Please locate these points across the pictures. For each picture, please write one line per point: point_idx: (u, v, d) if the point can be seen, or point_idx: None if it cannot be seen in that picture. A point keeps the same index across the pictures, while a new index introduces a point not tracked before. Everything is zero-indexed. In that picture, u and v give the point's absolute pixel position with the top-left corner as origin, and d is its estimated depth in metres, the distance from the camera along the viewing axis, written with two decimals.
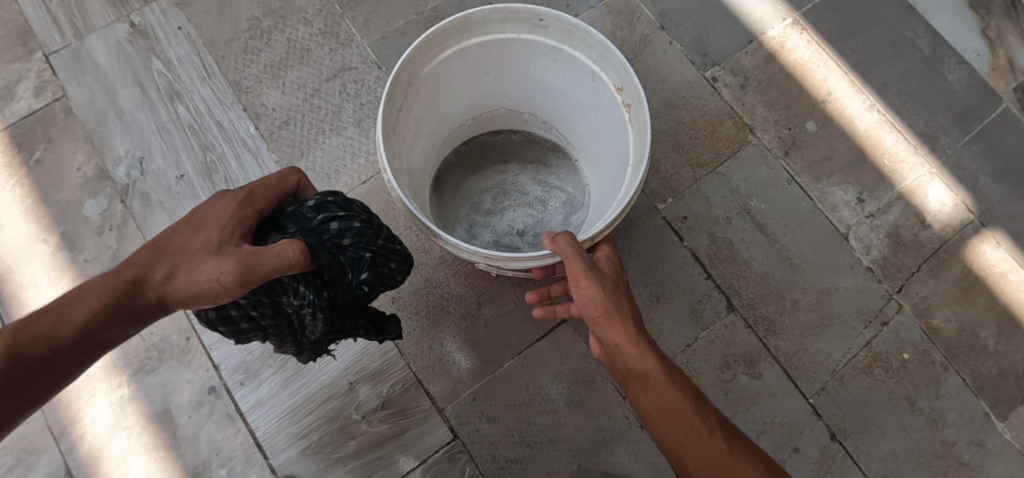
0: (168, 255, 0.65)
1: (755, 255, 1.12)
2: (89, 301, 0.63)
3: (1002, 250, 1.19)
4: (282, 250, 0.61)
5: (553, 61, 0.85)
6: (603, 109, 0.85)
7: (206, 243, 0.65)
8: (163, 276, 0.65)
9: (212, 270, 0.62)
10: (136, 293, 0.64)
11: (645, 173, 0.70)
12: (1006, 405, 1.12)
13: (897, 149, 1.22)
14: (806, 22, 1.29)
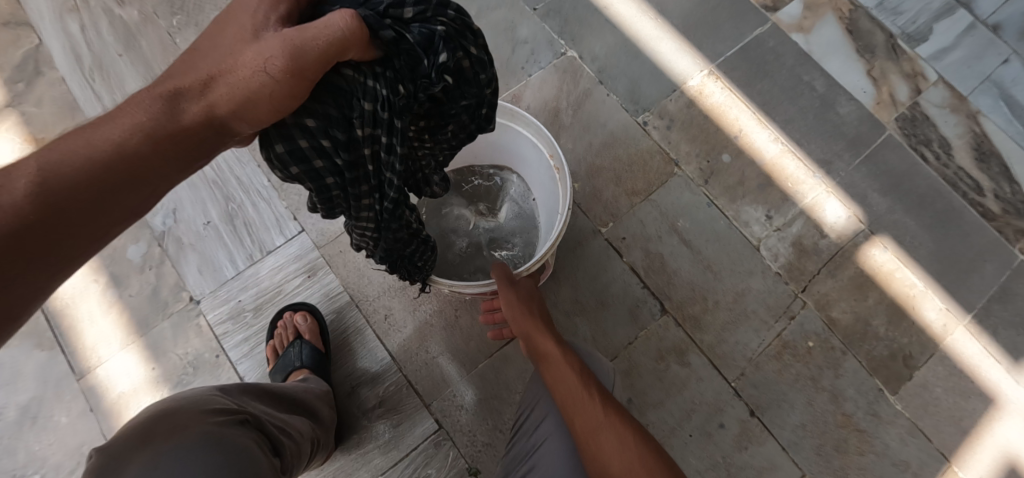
0: (202, 61, 0.55)
1: (682, 266, 1.36)
2: (116, 120, 0.51)
3: (888, 253, 1.45)
4: (330, 22, 0.54)
5: (504, 132, 1.09)
6: (543, 168, 1.09)
7: (240, 34, 0.55)
8: (199, 86, 0.54)
9: (256, 57, 0.53)
10: (175, 106, 0.53)
11: (565, 221, 0.94)
12: (895, 381, 1.35)
13: (798, 173, 1.48)
14: (720, 71, 1.55)
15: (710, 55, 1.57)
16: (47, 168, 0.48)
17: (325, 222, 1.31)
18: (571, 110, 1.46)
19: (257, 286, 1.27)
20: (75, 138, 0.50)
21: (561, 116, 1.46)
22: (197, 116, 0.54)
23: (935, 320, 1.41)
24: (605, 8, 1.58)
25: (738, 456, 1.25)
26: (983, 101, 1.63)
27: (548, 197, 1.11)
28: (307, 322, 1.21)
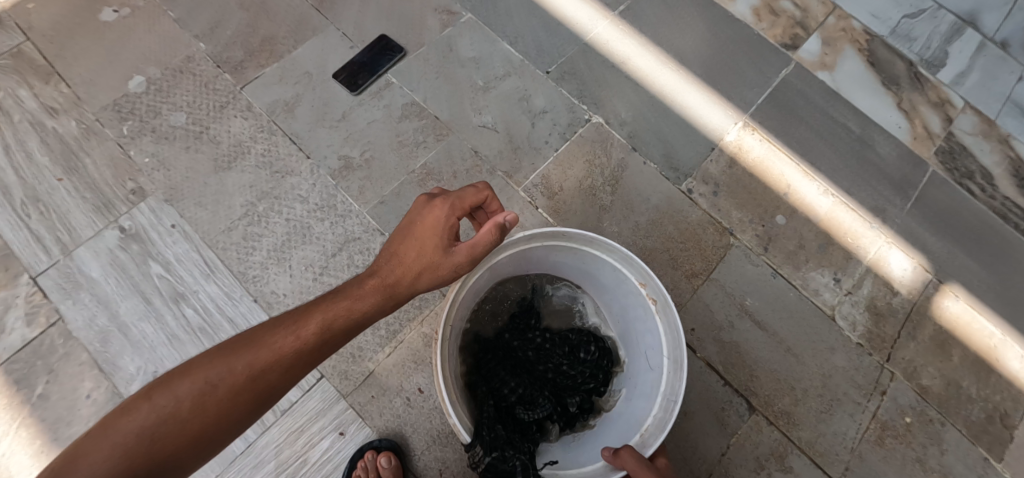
0: (416, 262, 0.77)
1: (762, 353, 1.21)
2: (368, 294, 0.74)
3: (960, 302, 1.35)
4: (482, 244, 0.77)
5: (569, 252, 0.90)
6: (624, 290, 0.90)
7: (435, 248, 0.77)
8: (403, 279, 0.76)
9: (450, 269, 0.77)
10: (396, 295, 0.76)
11: (686, 377, 0.78)
12: (999, 446, 1.24)
13: (856, 226, 1.36)
14: (755, 121, 1.41)
15: (742, 104, 1.42)
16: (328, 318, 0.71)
17: (347, 361, 1.08)
18: (610, 187, 1.29)
19: (274, 459, 1.03)
20: (339, 301, 0.72)
21: (599, 195, 1.28)
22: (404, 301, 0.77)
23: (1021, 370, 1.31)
24: (623, 63, 1.40)
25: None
26: (1011, 124, 1.56)
27: (628, 319, 0.94)
28: (390, 463, 0.98)
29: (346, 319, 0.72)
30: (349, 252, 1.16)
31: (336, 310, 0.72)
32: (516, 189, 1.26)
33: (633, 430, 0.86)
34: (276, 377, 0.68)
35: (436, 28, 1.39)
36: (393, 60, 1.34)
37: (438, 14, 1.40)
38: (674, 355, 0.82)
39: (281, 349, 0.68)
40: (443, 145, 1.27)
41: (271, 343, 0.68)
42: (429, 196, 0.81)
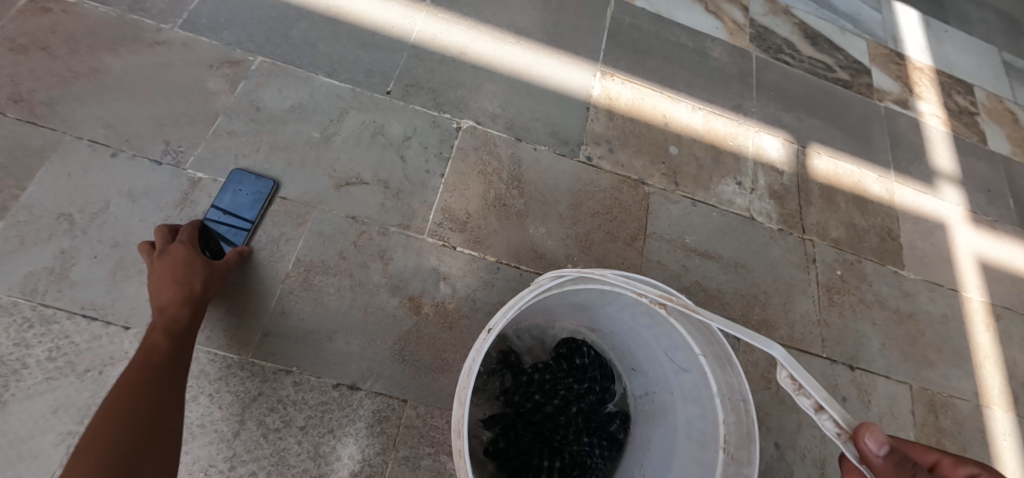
0: (187, 273, 0.84)
1: (718, 280, 1.18)
2: (171, 309, 0.80)
3: (824, 156, 1.51)
4: (232, 257, 0.90)
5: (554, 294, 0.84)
6: (623, 305, 0.89)
7: (188, 260, 0.85)
8: (195, 282, 0.84)
9: (224, 264, 0.88)
10: (202, 291, 0.84)
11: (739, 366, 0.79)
12: (896, 258, 1.42)
13: (729, 129, 1.43)
14: (610, 68, 1.39)
15: (589, 56, 1.38)
16: (155, 341, 0.77)
17: None
18: (515, 189, 1.13)
19: None
20: (158, 322, 0.79)
21: (510, 203, 1.11)
22: (210, 290, 0.85)
23: (883, 191, 1.53)
24: (463, 54, 1.26)
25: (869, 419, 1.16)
26: None
27: (633, 327, 0.94)
28: None
29: (180, 322, 0.80)
30: (258, 417, 0.83)
31: (158, 331, 0.78)
32: (420, 237, 1.02)
33: (708, 445, 0.85)
34: (159, 381, 0.73)
35: (224, 89, 1.07)
36: (260, 206, 0.97)
37: (219, 70, 1.08)
38: (712, 352, 0.82)
39: (139, 367, 0.74)
40: (308, 228, 0.98)
41: (121, 389, 0.71)
42: (148, 251, 0.86)
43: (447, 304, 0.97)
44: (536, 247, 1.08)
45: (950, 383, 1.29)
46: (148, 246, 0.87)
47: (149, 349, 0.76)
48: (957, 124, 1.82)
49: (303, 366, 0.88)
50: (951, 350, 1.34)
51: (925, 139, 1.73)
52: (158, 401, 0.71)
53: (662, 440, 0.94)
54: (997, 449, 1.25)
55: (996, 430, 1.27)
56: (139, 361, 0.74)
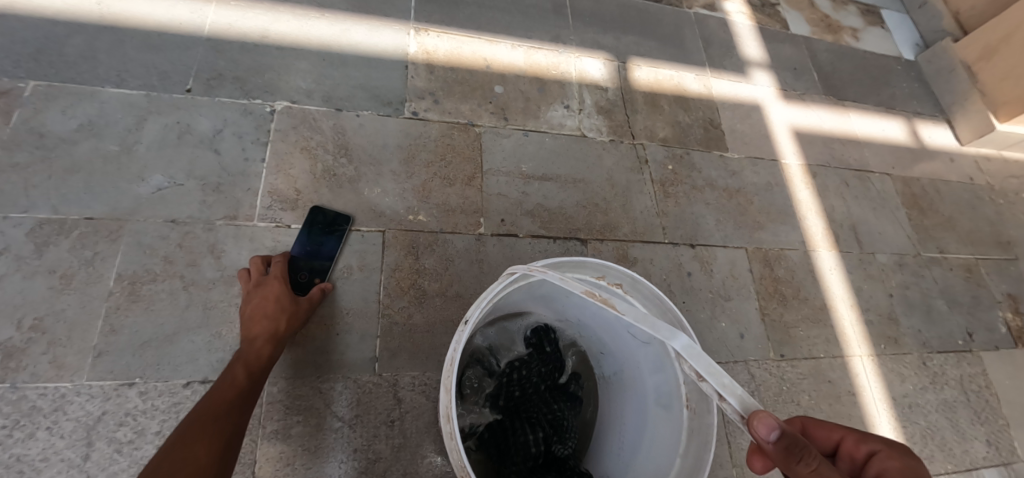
0: (272, 314, 0.92)
1: (559, 198, 1.29)
2: (257, 344, 0.89)
3: (643, 68, 1.62)
4: (315, 294, 0.99)
5: (511, 292, 0.90)
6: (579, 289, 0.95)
7: (276, 297, 0.93)
8: (279, 323, 0.92)
9: (308, 302, 0.97)
10: (284, 330, 0.92)
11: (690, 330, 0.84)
12: (720, 142, 1.57)
13: (551, 59, 1.49)
14: (424, 23, 1.40)
15: (400, 14, 1.38)
16: (233, 377, 0.84)
17: None
18: (342, 156, 1.14)
19: None
20: (242, 358, 0.87)
21: (340, 172, 1.13)
22: (293, 326, 0.94)
23: (701, 88, 1.66)
24: (265, 37, 1.22)
25: (713, 284, 1.34)
26: None
27: (591, 309, 0.99)
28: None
29: (261, 360, 0.87)
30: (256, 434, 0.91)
31: (235, 369, 0.85)
32: (251, 223, 1.02)
33: (674, 406, 0.90)
34: (226, 412, 0.80)
35: None
36: (336, 239, 1.06)
37: None
38: (667, 319, 0.88)
39: (214, 399, 0.81)
40: (126, 241, 0.95)
41: (189, 420, 0.78)
42: (243, 277, 0.96)
43: (291, 280, 1.01)
44: (377, 208, 1.12)
45: (779, 238, 1.49)
46: (245, 274, 0.96)
47: (229, 381, 0.84)
48: (761, 17, 1.98)
49: (147, 374, 0.88)
50: (777, 211, 1.53)
51: (734, 34, 1.86)
52: (215, 431, 0.77)
53: (633, 412, 0.99)
54: (824, 281, 1.48)
55: (822, 266, 1.50)
56: (220, 392, 0.82)
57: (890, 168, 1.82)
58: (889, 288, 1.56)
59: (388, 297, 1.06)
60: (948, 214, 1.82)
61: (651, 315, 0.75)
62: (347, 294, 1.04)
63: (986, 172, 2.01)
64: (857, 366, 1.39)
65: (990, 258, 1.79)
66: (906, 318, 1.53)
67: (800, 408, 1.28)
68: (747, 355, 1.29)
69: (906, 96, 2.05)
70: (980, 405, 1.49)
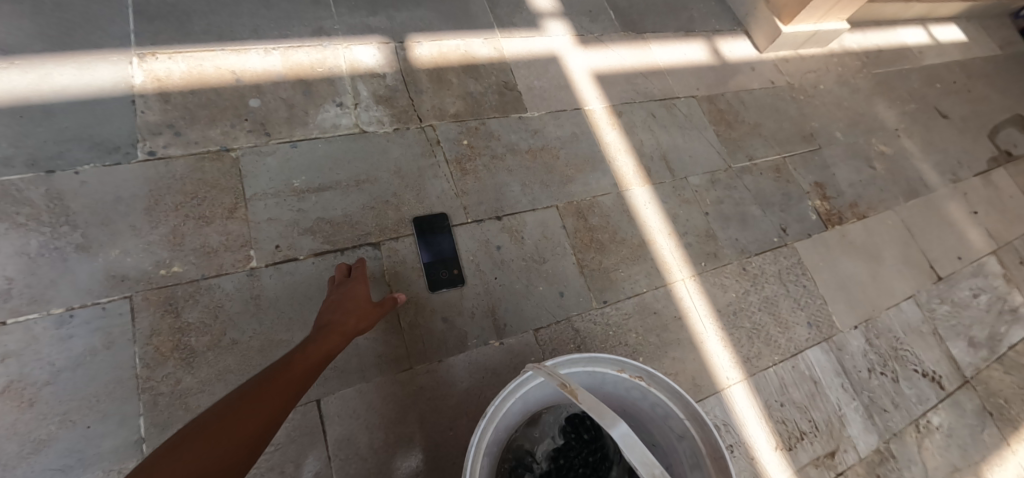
0: (354, 308, 0.96)
1: (342, 206, 1.24)
2: (336, 329, 0.92)
3: (425, 43, 1.52)
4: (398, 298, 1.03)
5: (539, 390, 1.03)
6: (607, 383, 1.05)
7: (359, 297, 0.99)
8: (355, 319, 0.95)
9: (390, 304, 1.02)
10: (361, 324, 0.96)
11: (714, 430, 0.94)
12: (518, 104, 1.54)
13: (316, 56, 1.38)
14: (151, 46, 1.24)
15: (118, 42, 1.21)
16: (303, 352, 0.87)
17: None
18: (65, 224, 1.05)
19: None
20: (321, 337, 0.90)
21: (65, 244, 1.04)
22: (371, 317, 0.97)
23: (490, 51, 1.59)
24: None
25: (525, 251, 1.35)
26: None
27: (626, 401, 1.08)
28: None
29: (334, 342, 0.90)
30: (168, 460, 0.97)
31: (307, 347, 0.88)
32: None
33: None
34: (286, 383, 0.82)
35: None
36: (450, 238, 1.29)
37: None
38: (689, 412, 0.98)
39: (280, 367, 0.84)
40: None
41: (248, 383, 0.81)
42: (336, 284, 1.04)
43: (18, 381, 0.95)
44: (121, 272, 1.05)
45: (590, 186, 1.50)
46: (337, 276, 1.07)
47: (300, 353, 0.87)
48: None
49: None
50: (585, 161, 1.53)
51: None
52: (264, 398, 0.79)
53: None
54: (640, 217, 1.52)
55: (636, 202, 1.54)
56: (289, 363, 0.85)
57: (694, 90, 1.87)
58: (705, 207, 1.63)
59: (147, 368, 1.01)
60: (754, 122, 1.92)
61: (600, 402, 0.89)
62: (94, 376, 0.98)
63: (786, 73, 2.13)
64: (680, 289, 1.47)
65: (796, 153, 1.92)
66: (723, 232, 1.62)
67: (628, 346, 1.34)
68: (569, 312, 1.32)
69: (706, 15, 2.10)
70: (798, 292, 1.63)
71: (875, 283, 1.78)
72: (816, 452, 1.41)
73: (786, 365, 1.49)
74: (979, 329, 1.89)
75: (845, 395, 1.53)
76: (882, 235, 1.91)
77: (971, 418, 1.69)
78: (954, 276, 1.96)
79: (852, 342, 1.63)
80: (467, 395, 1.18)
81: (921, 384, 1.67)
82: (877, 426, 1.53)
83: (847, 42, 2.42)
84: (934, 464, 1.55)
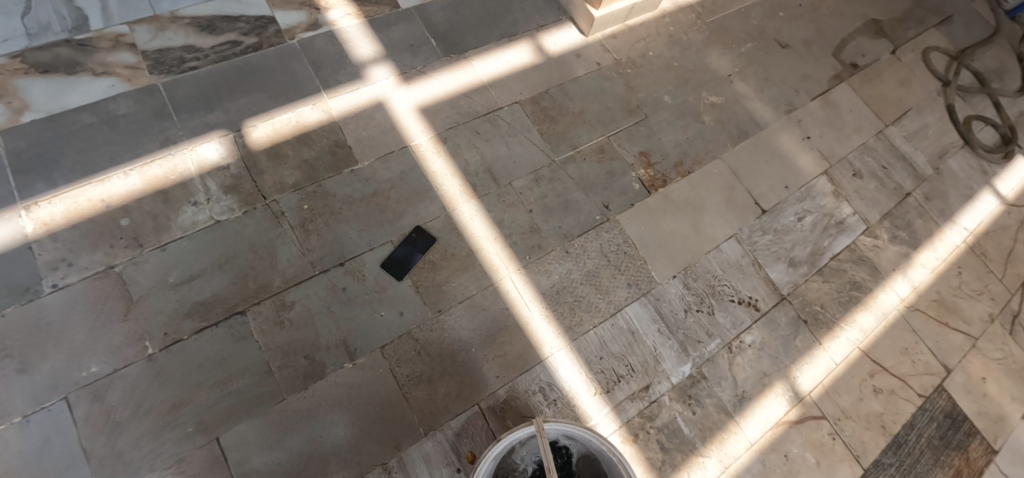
0: None
1: (210, 288, 1.60)
2: None
3: (260, 124, 1.82)
4: None
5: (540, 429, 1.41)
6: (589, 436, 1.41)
7: None
8: None
9: None
10: None
11: None
12: (349, 158, 1.84)
13: (167, 165, 1.70)
14: (33, 196, 1.58)
15: (7, 200, 1.56)
16: None
17: None
18: (3, 354, 1.44)
19: None
20: None
21: (6, 369, 1.43)
22: None
23: (319, 115, 1.88)
24: None
25: (366, 286, 1.70)
26: (165, 4, 1.93)
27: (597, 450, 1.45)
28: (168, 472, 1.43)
29: None
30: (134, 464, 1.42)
31: None
32: None
33: None
34: None
35: None
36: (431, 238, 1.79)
37: None
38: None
39: None
40: None
41: None
42: None
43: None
44: (55, 380, 1.45)
45: (420, 215, 1.82)
46: None
47: None
48: (367, 8, 2.13)
49: None
50: (414, 193, 1.85)
51: (343, 42, 2.04)
52: None
53: None
54: (467, 230, 1.84)
55: (463, 219, 1.85)
56: None
57: (518, 96, 2.14)
58: (529, 205, 1.94)
59: (88, 443, 1.42)
60: (579, 110, 2.19)
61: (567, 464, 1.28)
62: (52, 456, 1.40)
63: (613, 50, 2.38)
64: (506, 284, 1.80)
65: (621, 129, 2.20)
66: (547, 223, 1.93)
67: (461, 342, 1.70)
68: (408, 327, 1.68)
69: (529, 15, 2.33)
70: (619, 260, 1.95)
71: (696, 233, 2.09)
72: (633, 389, 1.77)
73: (606, 324, 1.83)
74: (800, 248, 2.20)
75: (661, 337, 1.87)
76: (706, 186, 2.20)
77: (785, 329, 2.03)
78: (779, 206, 2.27)
79: (669, 290, 1.96)
80: (339, 403, 1.57)
81: (738, 310, 2.00)
82: (691, 356, 1.87)
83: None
84: (744, 376, 1.90)
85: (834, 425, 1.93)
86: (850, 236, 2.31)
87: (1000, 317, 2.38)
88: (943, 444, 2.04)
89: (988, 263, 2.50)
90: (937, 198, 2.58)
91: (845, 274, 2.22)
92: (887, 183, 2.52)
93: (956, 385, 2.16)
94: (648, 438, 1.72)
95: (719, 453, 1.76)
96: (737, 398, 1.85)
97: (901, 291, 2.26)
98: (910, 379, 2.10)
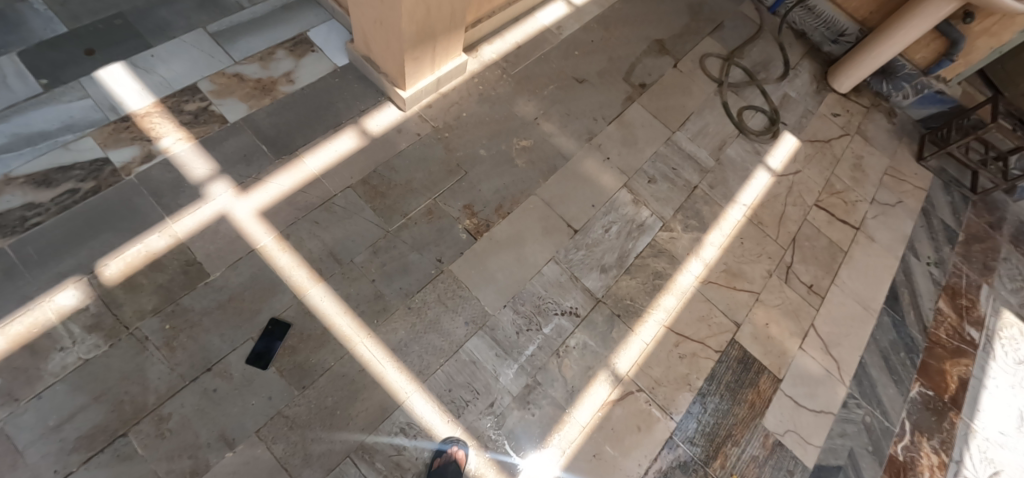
0: None
1: (91, 420, 1.84)
2: None
3: (110, 262, 2.05)
4: None
5: None
6: None
7: None
8: None
9: None
10: None
11: None
12: (199, 273, 2.11)
13: (28, 321, 1.91)
14: None
15: None
16: None
17: None
18: None
19: None
20: None
21: None
22: None
23: (166, 241, 2.13)
24: None
25: (235, 382, 1.99)
26: None
27: None
28: None
29: None
30: None
31: None
32: None
33: None
34: None
35: None
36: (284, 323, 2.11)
37: None
38: None
39: None
40: None
41: None
42: None
43: None
44: None
45: (275, 308, 2.13)
46: None
47: None
48: (197, 129, 2.40)
49: None
50: (267, 290, 2.15)
51: (178, 167, 2.29)
52: None
53: None
54: (319, 311, 2.17)
55: (313, 302, 2.18)
56: None
57: (349, 180, 2.47)
58: (371, 275, 2.29)
59: None
60: (405, 180, 2.56)
61: None
62: None
63: (430, 118, 2.78)
64: (360, 349, 2.15)
65: (445, 189, 2.60)
66: (389, 287, 2.30)
67: (327, 407, 2.04)
68: (279, 407, 1.99)
69: (350, 104, 2.67)
70: (455, 304, 2.35)
71: (519, 264, 2.52)
72: (480, 409, 2.19)
73: (450, 361, 2.23)
74: (609, 255, 2.71)
75: (499, 359, 2.29)
76: (524, 221, 2.65)
77: (602, 326, 2.51)
78: (588, 223, 2.76)
79: (501, 319, 2.38)
80: None
81: (562, 320, 2.46)
82: (526, 369, 2.31)
83: (486, 55, 3.16)
84: (572, 373, 2.36)
85: (649, 394, 2.42)
86: (649, 234, 2.85)
87: (777, 271, 3.01)
88: (738, 385, 2.58)
89: (765, 229, 3.13)
90: (720, 185, 3.20)
91: (648, 268, 2.75)
92: (678, 182, 3.11)
93: (745, 335, 2.74)
94: (497, 446, 2.15)
95: (556, 441, 2.22)
96: (568, 393, 2.31)
97: (695, 270, 2.83)
98: (708, 341, 2.64)
